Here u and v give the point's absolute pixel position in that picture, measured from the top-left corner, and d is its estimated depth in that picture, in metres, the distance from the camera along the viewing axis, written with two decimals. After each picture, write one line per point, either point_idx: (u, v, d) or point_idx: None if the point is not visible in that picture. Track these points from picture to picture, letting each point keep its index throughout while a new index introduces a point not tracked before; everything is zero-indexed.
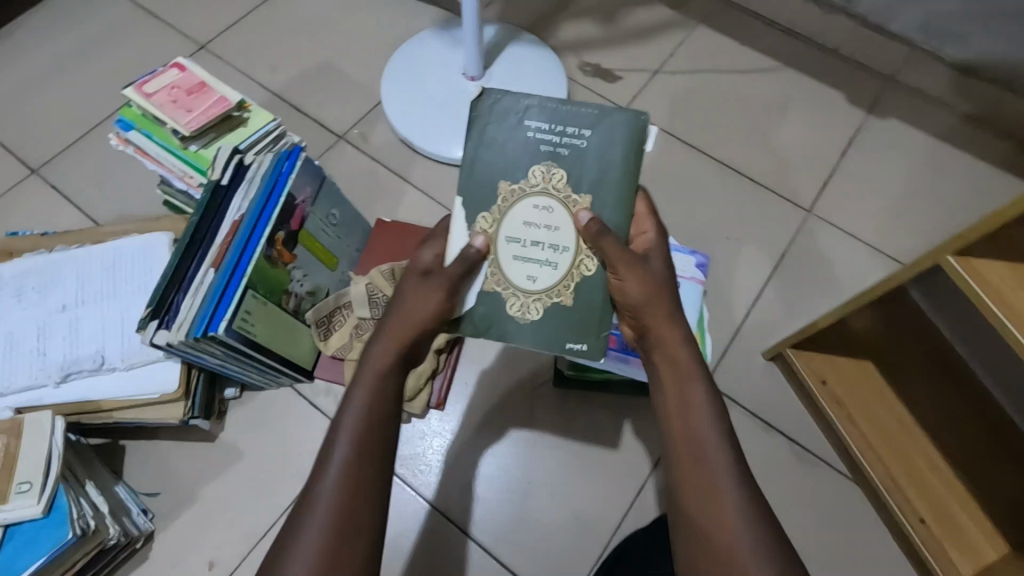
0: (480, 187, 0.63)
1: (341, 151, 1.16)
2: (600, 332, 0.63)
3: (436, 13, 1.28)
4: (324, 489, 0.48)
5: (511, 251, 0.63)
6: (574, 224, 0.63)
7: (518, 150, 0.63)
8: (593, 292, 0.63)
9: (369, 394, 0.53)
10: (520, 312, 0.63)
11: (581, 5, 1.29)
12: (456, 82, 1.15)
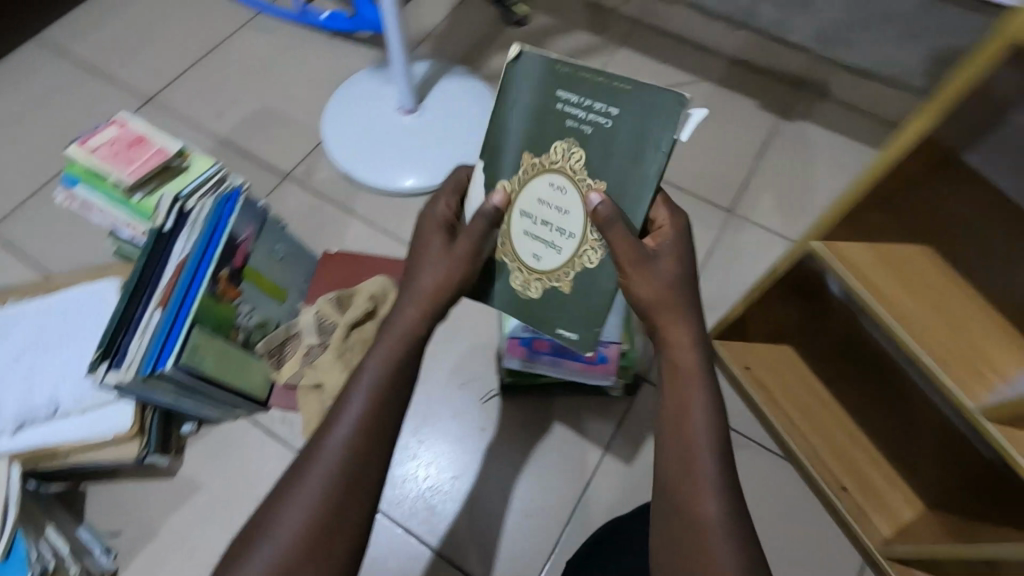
0: (502, 155, 0.61)
1: (286, 189, 1.21)
2: (593, 325, 0.62)
3: (371, 54, 1.35)
4: (319, 474, 0.51)
5: (521, 226, 0.61)
6: (584, 211, 0.58)
7: (541, 119, 0.58)
8: (594, 287, 0.61)
9: (373, 387, 0.55)
10: (521, 288, 0.63)
11: (508, 35, 1.36)
12: (393, 117, 1.22)
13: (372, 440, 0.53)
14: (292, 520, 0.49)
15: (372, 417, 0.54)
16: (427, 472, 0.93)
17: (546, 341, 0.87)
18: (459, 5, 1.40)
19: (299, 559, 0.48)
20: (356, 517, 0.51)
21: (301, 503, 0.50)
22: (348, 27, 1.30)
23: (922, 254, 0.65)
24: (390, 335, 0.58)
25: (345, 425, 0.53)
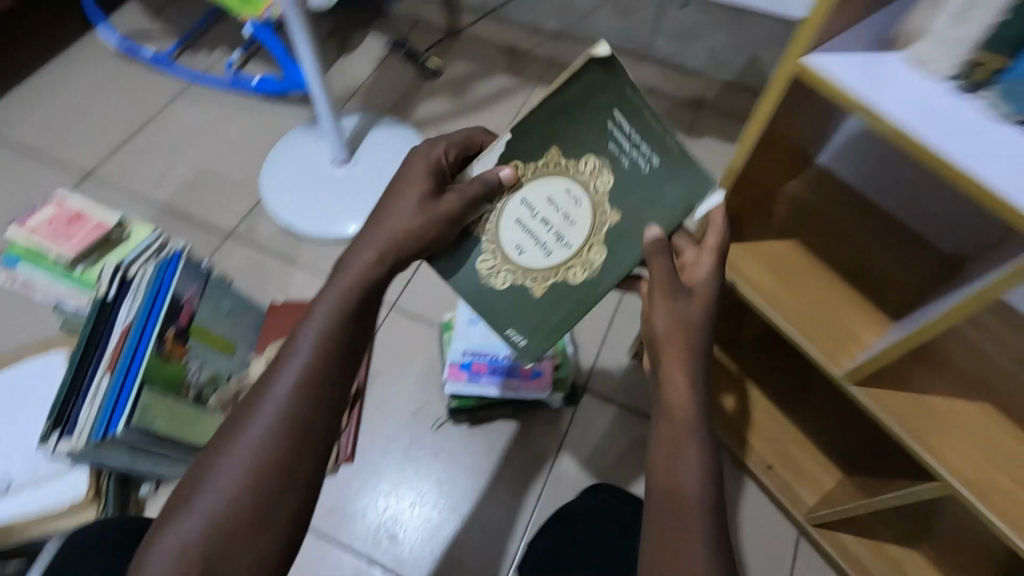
0: (532, 141, 0.60)
1: (230, 247, 1.26)
2: (547, 333, 0.63)
3: (304, 112, 1.43)
4: (234, 470, 0.48)
5: (517, 213, 0.61)
6: (590, 233, 0.60)
7: (588, 127, 0.58)
8: (564, 301, 0.62)
9: (305, 362, 0.51)
10: (486, 272, 0.63)
11: (433, 85, 1.46)
12: (329, 168, 1.29)
13: (296, 433, 0.50)
14: (204, 518, 0.47)
15: (294, 407, 0.50)
16: (389, 502, 0.97)
17: (484, 362, 0.95)
18: (383, 61, 1.50)
19: (214, 558, 0.46)
20: (279, 515, 0.48)
21: (216, 500, 0.47)
22: (280, 87, 1.39)
23: (789, 246, 0.73)
24: (316, 314, 0.54)
25: (264, 415, 0.50)
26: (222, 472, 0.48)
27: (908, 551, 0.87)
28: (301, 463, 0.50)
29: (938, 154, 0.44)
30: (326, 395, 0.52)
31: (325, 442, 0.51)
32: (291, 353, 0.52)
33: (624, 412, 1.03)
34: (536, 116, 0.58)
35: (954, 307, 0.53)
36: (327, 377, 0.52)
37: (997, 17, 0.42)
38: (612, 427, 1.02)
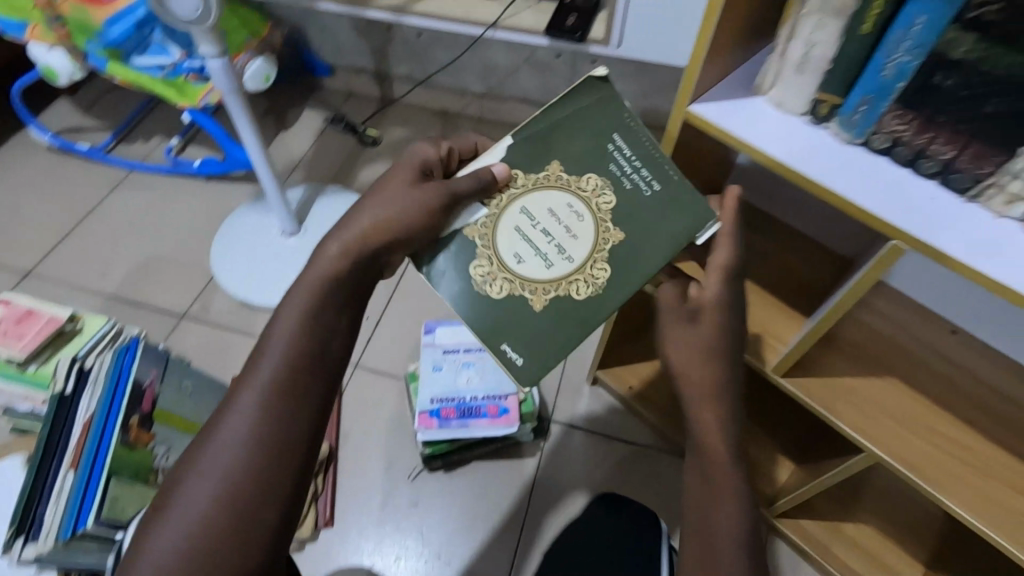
0: (535, 155, 0.61)
1: (185, 327, 1.26)
2: (543, 351, 0.60)
3: (247, 188, 1.46)
4: (213, 485, 0.49)
5: (517, 221, 0.61)
6: (593, 246, 0.60)
7: (590, 145, 0.60)
8: (567, 316, 0.60)
9: (269, 384, 0.52)
10: (481, 280, 0.60)
11: (371, 151, 1.54)
12: (278, 241, 1.33)
13: (271, 443, 0.51)
14: (185, 534, 0.48)
15: (265, 422, 0.51)
16: (372, 560, 0.97)
17: (452, 407, 0.98)
18: (321, 133, 1.57)
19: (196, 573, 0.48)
20: (261, 526, 0.50)
21: (195, 515, 0.49)
22: (222, 168, 1.43)
23: (756, 293, 0.79)
24: (283, 324, 0.55)
25: (238, 429, 0.51)
26: (201, 488, 0.50)
27: (859, 526, 0.94)
28: (279, 474, 0.51)
29: (805, 176, 0.53)
30: (300, 403, 0.53)
31: (303, 450, 0.52)
32: (261, 364, 0.53)
33: (589, 437, 1.08)
34: (542, 135, 0.61)
35: (856, 284, 0.59)
36: (300, 387, 0.53)
37: (824, 71, 0.52)
38: (580, 453, 1.07)
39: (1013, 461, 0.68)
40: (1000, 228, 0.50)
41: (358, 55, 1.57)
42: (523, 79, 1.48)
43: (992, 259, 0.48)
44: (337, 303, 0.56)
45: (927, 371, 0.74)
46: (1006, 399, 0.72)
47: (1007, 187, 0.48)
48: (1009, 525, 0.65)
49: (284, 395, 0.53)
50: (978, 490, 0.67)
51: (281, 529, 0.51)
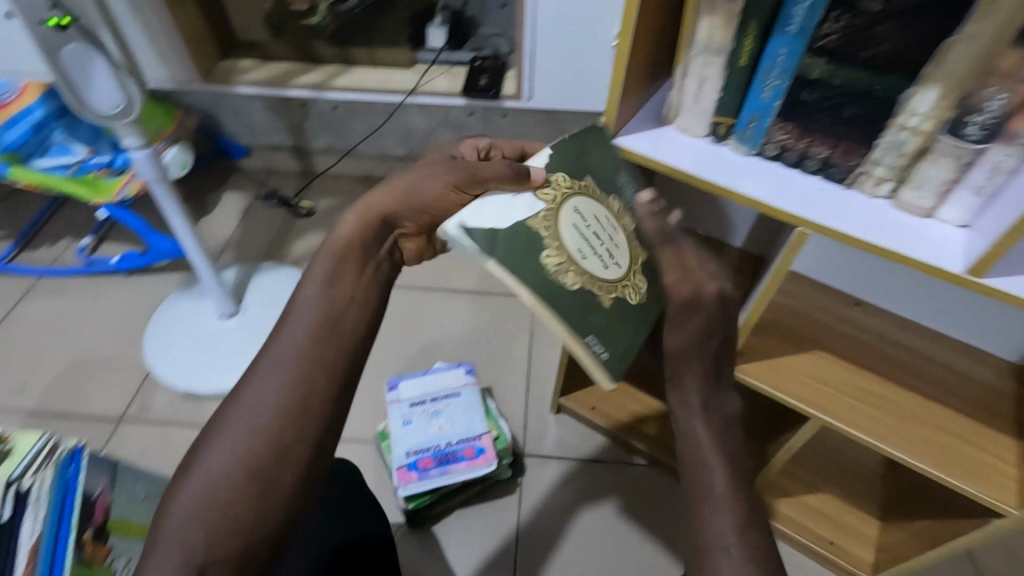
0: (571, 166, 0.62)
1: (124, 431, 1.18)
2: (611, 345, 0.56)
3: (175, 278, 1.41)
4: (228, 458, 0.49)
5: (574, 219, 0.59)
6: (630, 255, 0.62)
7: (606, 171, 0.65)
8: (625, 317, 0.59)
9: (298, 349, 0.53)
10: (557, 273, 0.55)
11: (301, 224, 1.54)
12: (218, 325, 1.29)
13: (294, 411, 0.51)
14: (196, 509, 0.47)
15: (295, 382, 0.52)
16: None
17: (429, 457, 0.99)
18: (246, 212, 1.56)
19: (217, 523, 0.47)
20: (269, 505, 0.49)
21: (220, 465, 0.49)
22: (144, 261, 1.36)
23: None
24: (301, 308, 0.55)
25: (267, 384, 0.52)
26: (218, 461, 0.49)
27: (819, 496, 1.03)
28: (290, 452, 0.50)
29: (715, 184, 0.63)
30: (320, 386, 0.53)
31: (320, 427, 0.52)
32: (284, 339, 0.54)
33: (564, 463, 1.12)
34: (573, 149, 0.63)
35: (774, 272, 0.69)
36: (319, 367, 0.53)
37: (716, 96, 0.62)
38: (558, 481, 1.10)
39: (926, 402, 0.79)
40: (873, 206, 0.61)
41: (273, 133, 1.57)
42: (441, 139, 1.52)
43: (872, 231, 0.59)
44: (350, 288, 0.57)
45: (843, 339, 0.85)
46: (912, 351, 0.84)
47: (873, 173, 0.59)
48: (937, 458, 0.74)
49: (319, 358, 0.53)
50: (908, 433, 0.77)
51: (288, 511, 0.50)
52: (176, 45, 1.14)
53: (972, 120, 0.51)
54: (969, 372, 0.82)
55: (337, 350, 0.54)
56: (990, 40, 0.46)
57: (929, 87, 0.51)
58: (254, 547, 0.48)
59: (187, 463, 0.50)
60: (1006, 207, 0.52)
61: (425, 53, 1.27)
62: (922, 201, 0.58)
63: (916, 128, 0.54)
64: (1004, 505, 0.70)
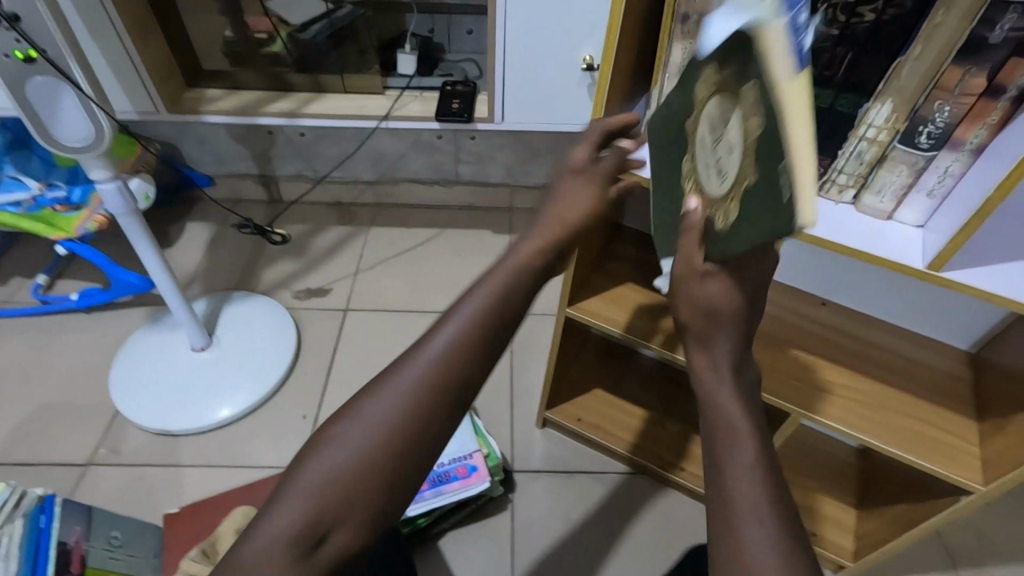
0: (686, 89, 0.55)
1: (95, 475, 1.13)
2: (778, 218, 0.39)
3: (141, 312, 1.37)
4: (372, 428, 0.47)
5: (717, 108, 0.48)
6: (716, 193, 0.49)
7: (677, 128, 0.58)
8: (750, 218, 0.43)
9: (458, 338, 0.50)
10: (749, 105, 0.41)
11: (272, 253, 1.52)
12: (189, 359, 1.25)
13: (439, 405, 0.48)
14: (328, 470, 0.46)
15: (444, 376, 0.49)
16: None
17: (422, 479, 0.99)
18: (214, 242, 1.54)
19: (342, 499, 0.45)
20: (395, 498, 0.47)
21: (361, 441, 0.46)
22: (106, 297, 1.30)
23: None
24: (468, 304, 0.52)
25: (421, 367, 0.49)
26: (361, 431, 0.47)
27: (799, 490, 1.07)
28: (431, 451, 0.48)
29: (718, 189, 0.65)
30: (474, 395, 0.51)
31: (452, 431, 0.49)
32: (448, 326, 0.51)
33: (553, 476, 1.15)
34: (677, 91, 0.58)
35: None
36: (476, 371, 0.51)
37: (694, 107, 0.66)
38: (548, 494, 1.13)
39: (897, 392, 0.84)
40: (840, 210, 0.66)
41: (238, 161, 1.53)
42: (412, 162, 1.54)
43: (841, 233, 0.64)
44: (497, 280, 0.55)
45: (815, 337, 0.90)
46: (878, 345, 0.90)
47: (837, 181, 0.64)
48: (912, 444, 0.79)
49: (470, 352, 0.50)
50: (882, 422, 0.82)
51: (397, 515, 0.48)
52: (143, 76, 1.12)
53: (923, 130, 0.56)
54: (929, 362, 0.88)
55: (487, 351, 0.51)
56: (935, 59, 0.52)
57: (884, 101, 0.56)
58: (372, 529, 0.47)
59: (331, 425, 0.48)
60: (958, 207, 0.57)
61: (397, 80, 1.30)
62: (883, 204, 0.63)
63: (873, 138, 0.59)
64: (971, 483, 0.76)
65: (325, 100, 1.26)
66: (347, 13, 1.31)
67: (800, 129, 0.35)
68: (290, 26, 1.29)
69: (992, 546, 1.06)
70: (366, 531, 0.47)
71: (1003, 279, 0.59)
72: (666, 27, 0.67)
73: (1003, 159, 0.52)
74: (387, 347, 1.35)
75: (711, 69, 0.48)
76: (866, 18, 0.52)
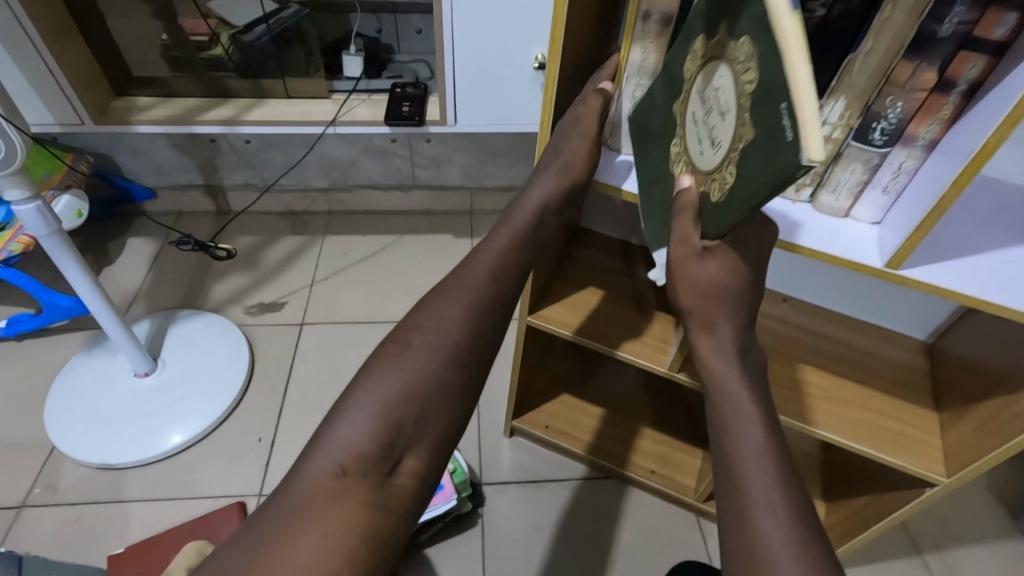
0: (675, 71, 0.58)
1: (30, 516, 1.06)
2: (778, 163, 0.40)
3: (76, 338, 1.28)
4: (419, 366, 0.58)
5: (707, 81, 0.51)
6: (709, 163, 0.51)
7: (664, 110, 0.61)
8: (750, 171, 0.44)
9: (485, 274, 0.64)
10: (748, 60, 0.44)
11: (221, 267, 1.45)
12: (132, 385, 1.17)
13: (478, 334, 0.62)
14: (385, 402, 0.56)
15: (475, 314, 0.62)
16: None
17: None
18: (156, 258, 1.45)
19: (403, 408, 0.56)
20: (440, 410, 0.58)
21: (415, 365, 0.58)
22: (37, 323, 1.21)
23: (668, 323, 0.92)
24: (478, 268, 0.65)
25: (452, 308, 0.62)
26: (412, 358, 0.59)
27: None
28: (469, 378, 0.61)
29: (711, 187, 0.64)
30: (500, 328, 0.64)
31: (483, 357, 0.62)
32: (474, 269, 0.64)
33: (522, 487, 1.12)
34: (665, 72, 0.61)
35: None
36: (494, 315, 0.63)
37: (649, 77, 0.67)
38: (518, 507, 1.10)
39: (858, 387, 0.84)
40: (798, 209, 0.65)
41: (181, 172, 1.45)
42: (365, 167, 1.48)
43: (798, 233, 0.62)
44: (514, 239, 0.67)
45: (779, 337, 0.89)
46: (840, 340, 0.90)
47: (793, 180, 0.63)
48: (873, 439, 0.79)
49: (495, 285, 0.64)
50: (845, 418, 0.81)
51: (420, 457, 0.57)
52: (66, 89, 1.05)
53: (876, 126, 0.55)
54: (888, 355, 0.88)
55: (511, 281, 0.66)
56: (886, 54, 0.50)
57: (837, 98, 0.55)
58: (428, 437, 0.57)
59: (384, 355, 0.59)
60: (913, 203, 0.57)
61: (343, 83, 1.26)
62: (839, 203, 0.62)
63: (830, 137, 0.58)
64: (934, 474, 0.76)
65: (267, 106, 1.20)
66: (292, 14, 1.19)
67: (801, 60, 0.37)
68: (231, 28, 1.19)
69: (954, 530, 1.08)
70: (422, 441, 0.57)
71: (959, 274, 0.58)
72: (628, 29, 0.65)
73: (954, 154, 0.51)
74: (347, 362, 1.30)
75: (701, 42, 0.52)
76: (817, 12, 0.51)
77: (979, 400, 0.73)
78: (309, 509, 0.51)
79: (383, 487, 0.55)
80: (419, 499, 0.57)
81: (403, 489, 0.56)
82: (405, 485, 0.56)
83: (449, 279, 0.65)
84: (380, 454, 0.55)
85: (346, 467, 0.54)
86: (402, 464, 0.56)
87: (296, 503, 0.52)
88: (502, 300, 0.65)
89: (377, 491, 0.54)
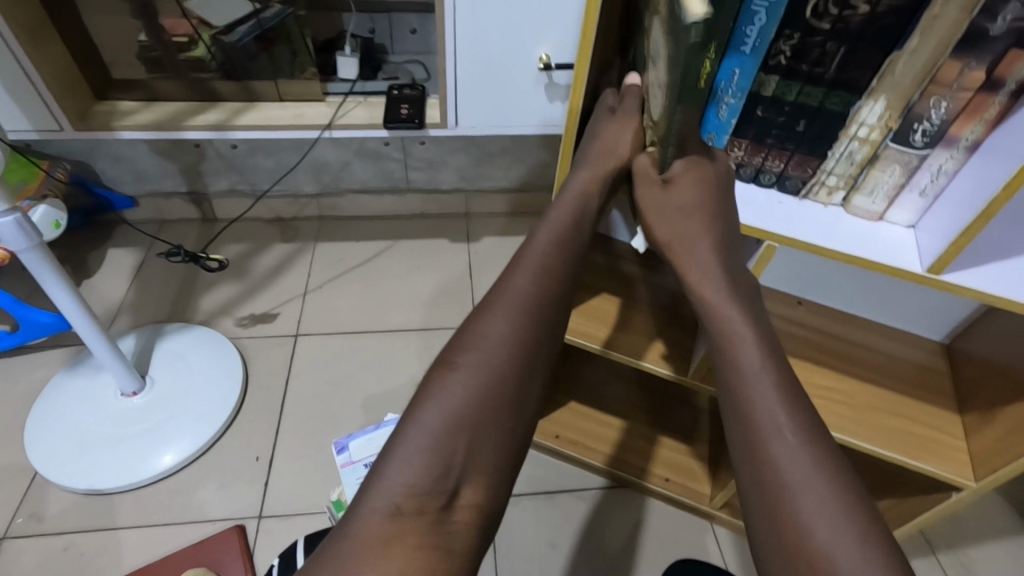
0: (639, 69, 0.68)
1: (13, 548, 1.00)
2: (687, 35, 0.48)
3: (57, 355, 1.21)
4: (462, 389, 0.56)
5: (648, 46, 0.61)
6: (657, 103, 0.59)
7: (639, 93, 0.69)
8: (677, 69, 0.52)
9: (525, 285, 0.62)
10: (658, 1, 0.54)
11: (208, 277, 1.39)
12: (118, 405, 1.11)
13: (525, 347, 0.60)
14: (434, 433, 0.54)
15: (522, 326, 0.60)
16: None
17: None
18: (140, 270, 1.39)
19: (454, 438, 0.55)
20: (492, 432, 0.56)
21: (463, 388, 0.57)
22: (15, 340, 1.14)
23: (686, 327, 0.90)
24: (520, 275, 0.62)
25: (500, 325, 0.60)
26: (459, 383, 0.57)
27: None
28: (521, 396, 0.59)
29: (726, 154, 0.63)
30: (545, 342, 0.62)
31: (532, 370, 0.60)
32: (516, 280, 0.62)
33: (534, 499, 1.09)
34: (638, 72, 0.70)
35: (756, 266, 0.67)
36: (539, 330, 0.61)
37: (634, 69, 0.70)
38: (529, 520, 1.07)
39: (879, 390, 0.83)
40: (831, 214, 0.63)
41: (164, 178, 1.39)
42: (357, 171, 1.43)
43: (831, 237, 0.61)
44: (543, 243, 0.64)
45: (799, 340, 0.87)
46: (856, 343, 0.88)
47: (827, 182, 0.62)
48: (892, 442, 0.78)
49: (546, 292, 0.62)
50: (865, 422, 0.80)
51: (468, 483, 0.55)
52: (45, 97, 0.98)
53: (918, 127, 0.54)
54: (904, 356, 0.87)
55: (557, 288, 0.63)
56: (931, 55, 0.50)
57: (877, 98, 0.55)
58: (486, 460, 0.55)
59: (432, 381, 0.57)
60: (953, 206, 0.55)
61: (339, 84, 1.21)
62: (875, 206, 0.61)
63: (866, 137, 0.57)
64: (964, 479, 0.75)
65: (260, 109, 1.14)
66: (276, 12, 1.15)
67: None
68: (213, 27, 1.14)
69: (963, 528, 1.08)
70: (478, 464, 0.55)
71: (999, 279, 0.57)
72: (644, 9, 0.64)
73: (1003, 157, 0.49)
74: (346, 374, 1.25)
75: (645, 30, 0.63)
76: (860, 9, 0.50)
77: (1008, 403, 0.72)
78: (365, 556, 0.49)
79: (440, 525, 0.52)
80: (479, 535, 0.55)
81: (461, 525, 0.53)
82: (462, 522, 0.54)
83: (489, 293, 0.63)
84: (435, 490, 0.53)
85: (402, 507, 0.51)
86: (459, 497, 0.54)
87: (348, 549, 0.50)
88: (542, 310, 0.62)
89: (435, 530, 0.52)
